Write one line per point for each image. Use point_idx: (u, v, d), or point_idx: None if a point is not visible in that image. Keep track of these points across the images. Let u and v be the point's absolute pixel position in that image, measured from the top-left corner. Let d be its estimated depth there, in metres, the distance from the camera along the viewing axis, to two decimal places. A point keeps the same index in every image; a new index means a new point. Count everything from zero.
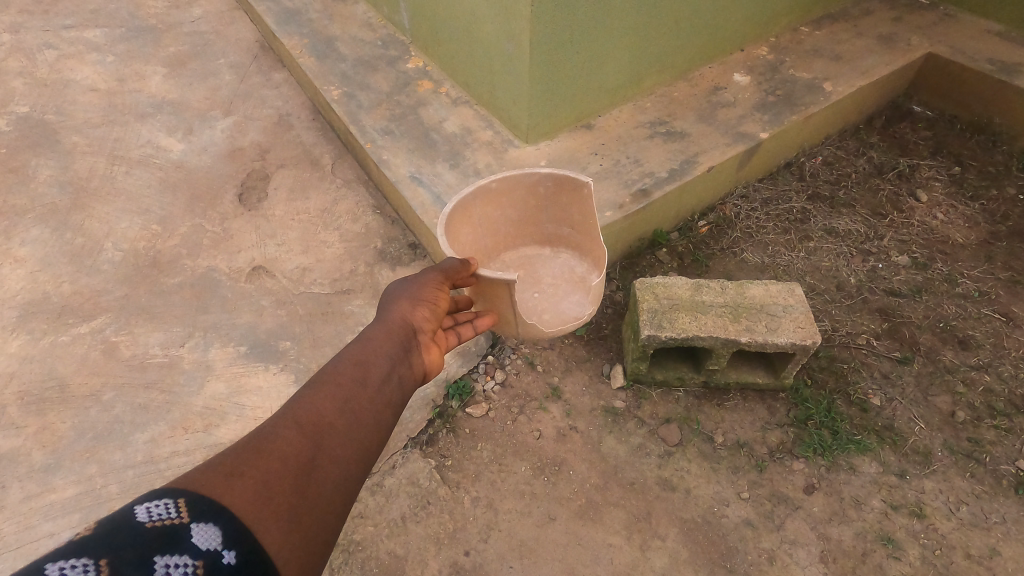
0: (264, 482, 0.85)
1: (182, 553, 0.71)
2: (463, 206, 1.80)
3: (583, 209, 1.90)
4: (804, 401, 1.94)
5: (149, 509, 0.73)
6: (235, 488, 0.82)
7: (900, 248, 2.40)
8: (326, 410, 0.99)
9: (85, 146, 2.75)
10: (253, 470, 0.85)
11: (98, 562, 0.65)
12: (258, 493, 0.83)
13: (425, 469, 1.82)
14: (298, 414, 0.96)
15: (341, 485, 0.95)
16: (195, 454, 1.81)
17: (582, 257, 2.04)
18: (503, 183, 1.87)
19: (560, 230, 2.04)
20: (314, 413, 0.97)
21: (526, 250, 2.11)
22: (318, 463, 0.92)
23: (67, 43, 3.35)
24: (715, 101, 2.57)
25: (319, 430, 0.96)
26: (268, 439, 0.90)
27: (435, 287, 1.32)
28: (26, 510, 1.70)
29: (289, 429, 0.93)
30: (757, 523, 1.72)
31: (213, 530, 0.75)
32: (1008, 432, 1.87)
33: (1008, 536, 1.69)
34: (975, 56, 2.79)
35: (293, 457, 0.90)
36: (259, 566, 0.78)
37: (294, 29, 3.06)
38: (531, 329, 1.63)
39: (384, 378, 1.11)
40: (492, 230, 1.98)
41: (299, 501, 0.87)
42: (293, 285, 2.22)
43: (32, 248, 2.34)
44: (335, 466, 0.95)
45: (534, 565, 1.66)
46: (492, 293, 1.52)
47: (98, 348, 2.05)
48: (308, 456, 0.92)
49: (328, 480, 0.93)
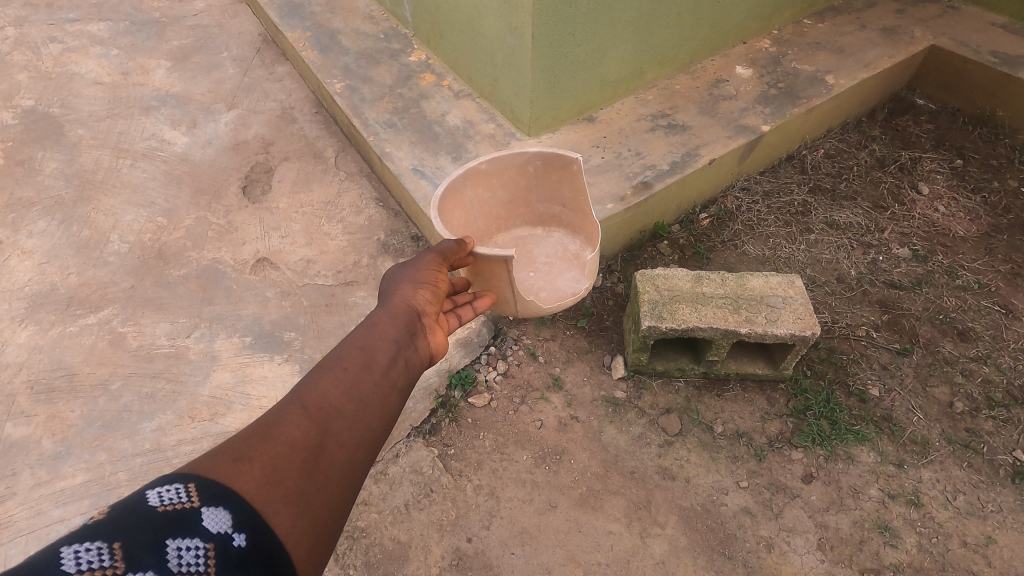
0: (272, 467, 0.87)
1: (194, 536, 0.73)
2: (454, 186, 1.81)
3: (574, 184, 1.94)
4: (804, 391, 1.96)
5: (161, 494, 0.75)
6: (243, 473, 0.84)
7: (901, 240, 2.42)
8: (333, 395, 1.01)
9: (90, 140, 2.77)
10: (262, 454, 0.87)
11: (111, 545, 0.67)
12: (267, 478, 0.85)
13: (428, 458, 1.85)
14: (305, 399, 0.98)
15: (349, 468, 0.97)
16: (203, 442, 1.83)
17: (575, 234, 2.07)
18: (494, 164, 1.89)
19: (551, 209, 2.07)
20: (321, 398, 0.99)
21: (519, 231, 2.13)
22: (325, 448, 0.95)
23: (72, 37, 3.36)
24: (717, 94, 2.57)
25: (326, 415, 0.98)
26: (276, 424, 0.92)
27: (434, 268, 1.38)
28: (37, 496, 1.73)
29: (297, 414, 0.95)
30: (756, 512, 1.74)
31: (223, 513, 0.77)
32: (1006, 423, 1.89)
33: (1004, 525, 1.71)
34: (978, 48, 2.79)
35: (301, 442, 0.92)
36: (270, 548, 0.80)
37: (297, 22, 3.07)
38: (530, 306, 1.68)
39: (390, 361, 1.13)
40: (484, 211, 1.99)
41: (307, 485, 0.89)
42: (297, 277, 2.25)
43: (40, 240, 2.37)
44: (342, 450, 0.97)
45: (535, 552, 1.68)
46: (490, 272, 1.57)
47: (105, 338, 2.08)
48: (316, 441, 0.94)
49: (336, 464, 0.95)
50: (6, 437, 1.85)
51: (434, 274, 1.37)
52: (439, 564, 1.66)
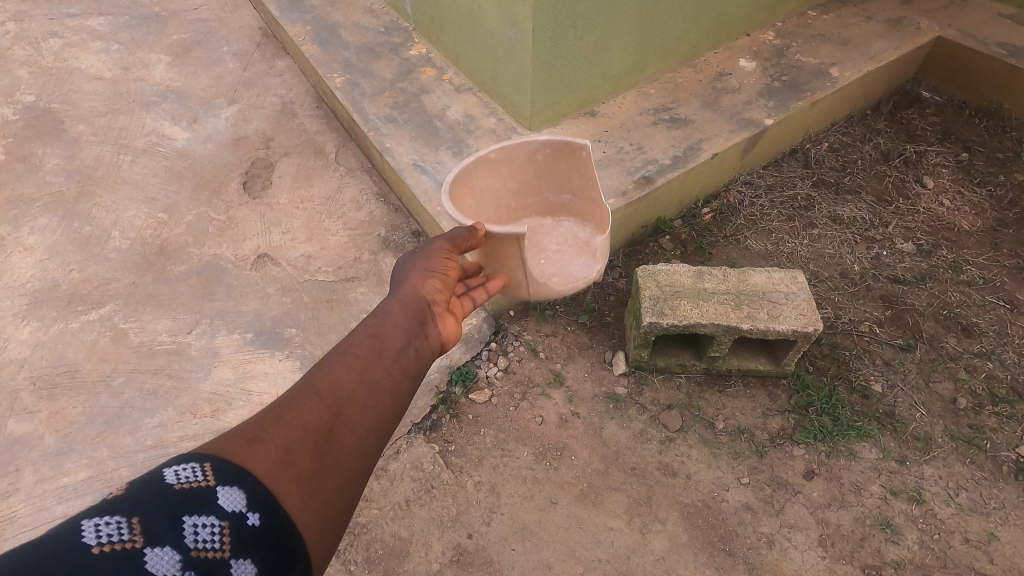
0: (285, 449, 0.86)
1: (209, 514, 0.73)
2: (464, 175, 1.80)
3: (584, 172, 1.93)
4: (805, 387, 1.95)
5: (178, 472, 0.75)
6: (257, 454, 0.83)
7: (905, 233, 2.40)
8: (345, 379, 1.01)
9: (90, 135, 2.76)
10: (275, 436, 0.87)
11: (130, 519, 0.68)
12: (280, 458, 0.85)
13: (429, 454, 1.85)
14: (318, 384, 0.98)
15: (361, 453, 0.97)
16: (204, 437, 1.84)
17: (585, 223, 2.07)
18: (504, 152, 1.88)
19: (561, 198, 2.06)
20: (334, 383, 0.99)
21: (528, 222, 2.11)
22: (337, 431, 0.94)
23: (72, 31, 3.35)
24: (720, 87, 2.55)
25: (338, 399, 0.98)
26: (289, 408, 0.92)
27: (445, 256, 1.37)
28: (40, 493, 1.74)
29: (310, 398, 0.95)
30: (757, 508, 1.74)
31: (238, 493, 0.77)
32: (1009, 419, 1.88)
33: (1006, 521, 1.70)
34: (985, 40, 2.76)
35: (313, 425, 0.92)
36: (281, 529, 0.79)
37: (297, 16, 3.06)
38: (542, 288, 1.68)
39: (400, 349, 1.13)
40: (494, 201, 1.98)
41: (319, 467, 0.88)
42: (298, 273, 2.24)
43: (41, 237, 2.37)
44: (353, 433, 0.97)
45: (535, 548, 1.68)
46: (502, 254, 1.57)
47: (107, 335, 2.08)
48: (328, 424, 0.94)
49: (347, 447, 0.95)
50: (9, 433, 1.86)
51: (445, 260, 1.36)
52: (441, 559, 1.67)
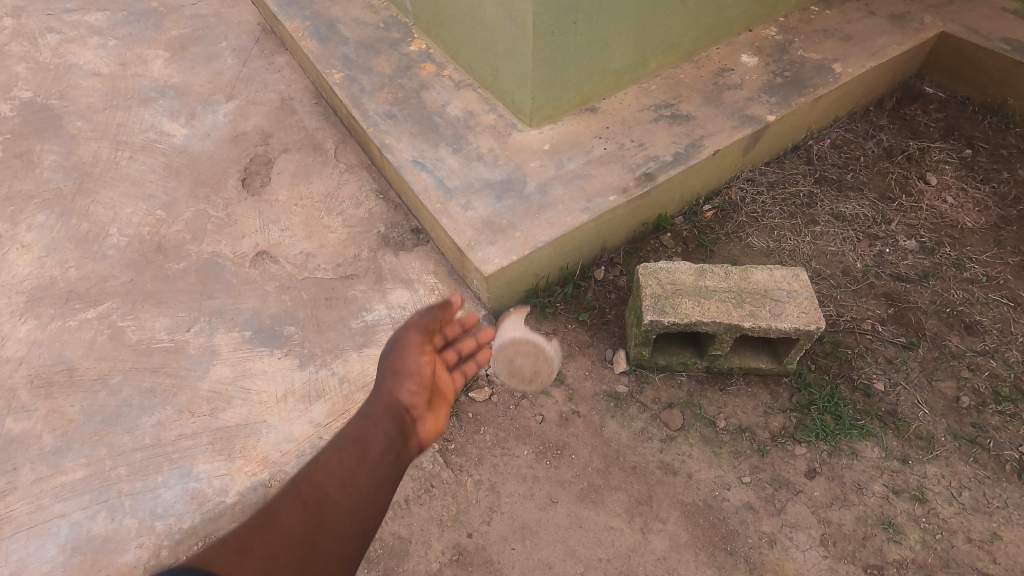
0: (270, 559, 0.97)
1: None
2: None
3: None
4: (807, 385, 1.94)
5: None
6: (246, 564, 0.94)
7: (908, 231, 2.38)
8: (329, 486, 1.11)
9: (88, 132, 2.75)
10: (261, 547, 0.98)
11: None
12: (266, 567, 0.95)
13: (428, 452, 1.84)
14: (303, 493, 1.09)
15: (344, 557, 1.05)
16: (202, 436, 1.83)
17: None
18: None
19: None
20: (317, 490, 1.10)
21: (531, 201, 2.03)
22: (319, 540, 1.04)
23: (70, 27, 3.33)
24: (722, 83, 2.53)
25: (321, 506, 1.08)
26: (276, 519, 1.04)
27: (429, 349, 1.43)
28: (38, 492, 1.73)
29: (295, 508, 1.07)
30: (758, 508, 1.73)
31: None
32: (1012, 417, 1.87)
33: (1009, 521, 1.69)
34: (989, 35, 2.74)
35: (297, 536, 1.02)
36: None
37: (296, 11, 3.04)
38: None
39: (383, 452, 1.21)
40: None
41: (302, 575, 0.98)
42: (297, 271, 2.23)
43: (39, 234, 2.36)
44: (335, 540, 1.06)
45: (536, 548, 1.68)
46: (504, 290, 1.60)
47: (104, 333, 2.07)
48: (311, 534, 1.04)
49: (329, 554, 1.04)
50: (7, 431, 1.85)
51: (431, 360, 1.43)
52: (440, 559, 1.66)
